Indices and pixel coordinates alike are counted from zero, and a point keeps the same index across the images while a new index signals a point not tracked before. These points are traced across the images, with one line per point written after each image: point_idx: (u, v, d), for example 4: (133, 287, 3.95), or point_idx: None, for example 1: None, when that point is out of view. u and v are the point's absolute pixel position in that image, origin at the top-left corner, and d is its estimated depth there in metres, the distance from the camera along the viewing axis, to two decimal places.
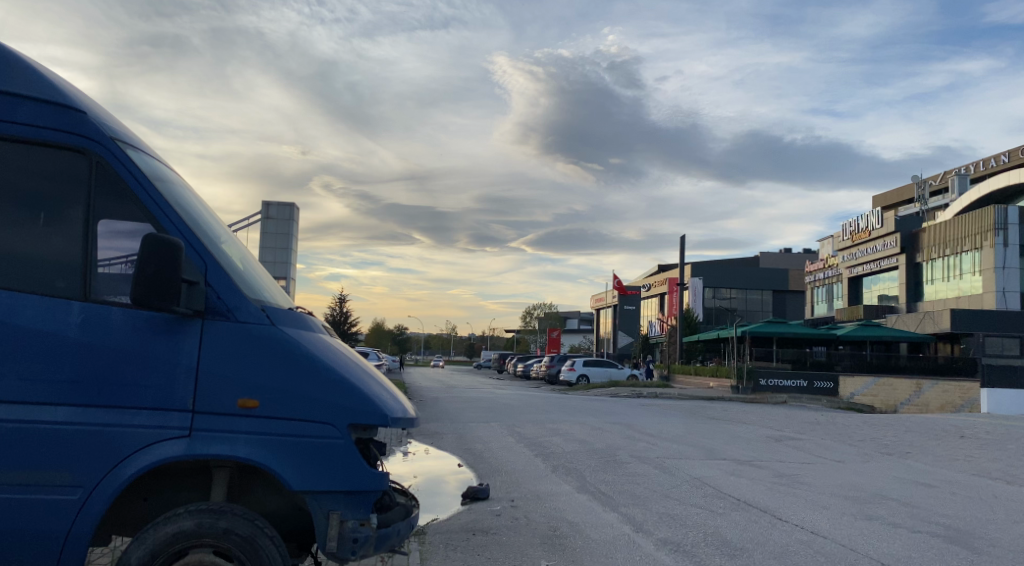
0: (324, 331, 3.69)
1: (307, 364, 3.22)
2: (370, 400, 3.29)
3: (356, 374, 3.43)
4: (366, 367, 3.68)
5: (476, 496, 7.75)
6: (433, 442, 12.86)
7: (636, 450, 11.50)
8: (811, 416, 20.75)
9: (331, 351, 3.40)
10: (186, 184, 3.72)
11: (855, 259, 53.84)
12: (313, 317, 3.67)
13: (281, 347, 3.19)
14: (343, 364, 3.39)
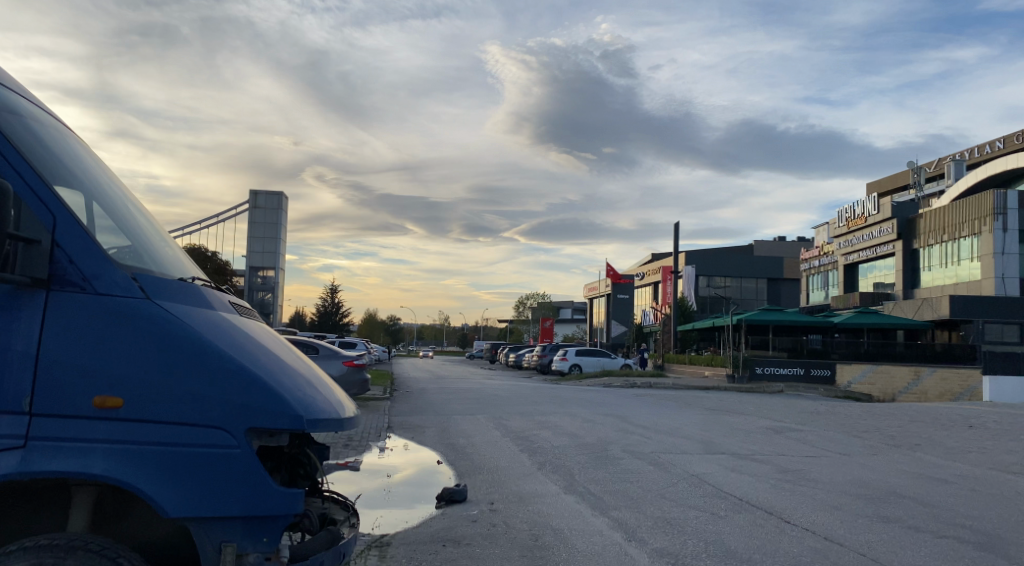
0: (226, 308, 2.92)
1: (190, 349, 2.46)
2: (278, 396, 2.53)
3: (266, 365, 2.69)
4: (277, 354, 2.91)
5: (452, 498, 7.02)
6: (414, 437, 12.10)
7: (630, 444, 10.79)
8: (810, 406, 20.17)
9: (226, 333, 2.65)
10: (27, 125, 2.90)
11: (850, 246, 53.34)
12: (211, 291, 2.90)
13: (157, 328, 2.43)
14: (242, 349, 2.62)
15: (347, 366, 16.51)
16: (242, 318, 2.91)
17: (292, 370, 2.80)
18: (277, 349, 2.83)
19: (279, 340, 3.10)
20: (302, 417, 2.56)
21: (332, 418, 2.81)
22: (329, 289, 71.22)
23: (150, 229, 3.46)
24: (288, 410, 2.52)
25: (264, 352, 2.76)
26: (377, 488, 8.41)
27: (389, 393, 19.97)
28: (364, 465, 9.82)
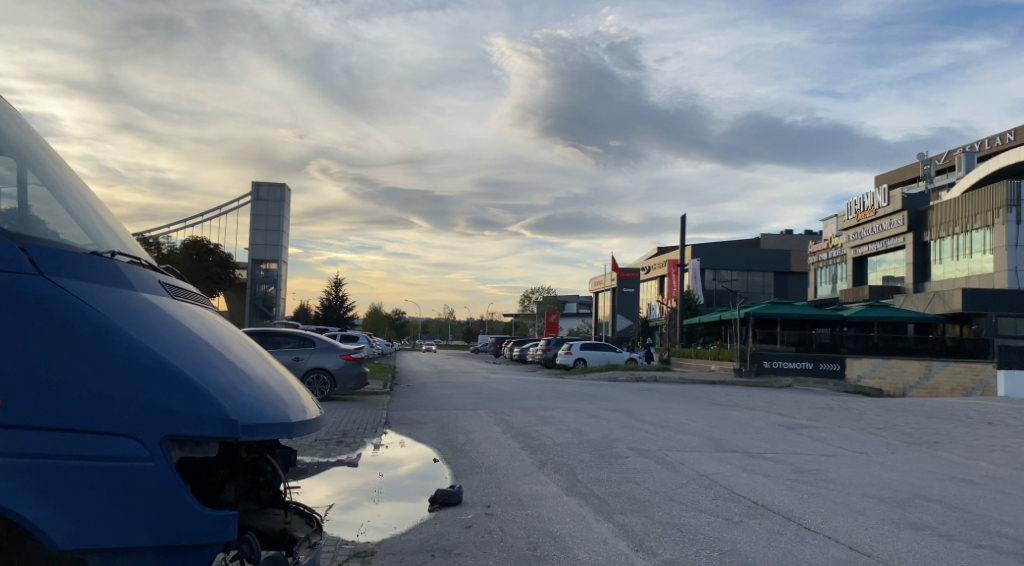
0: (151, 293, 2.77)
1: (94, 346, 2.31)
2: (203, 396, 2.37)
3: (193, 356, 2.52)
4: (218, 344, 2.74)
5: (445, 501, 6.56)
6: (411, 433, 11.64)
7: (636, 441, 10.33)
8: (822, 401, 19.63)
9: (142, 325, 2.49)
10: None
11: (859, 239, 52.65)
12: (125, 264, 2.77)
13: (61, 318, 2.32)
14: (161, 342, 2.46)
15: (345, 360, 15.99)
16: (176, 309, 2.79)
17: (230, 362, 2.63)
18: (211, 340, 2.67)
19: (227, 331, 2.93)
20: (233, 421, 2.38)
21: (286, 418, 2.60)
22: (333, 283, 71.00)
23: (101, 225, 3.15)
24: (214, 412, 2.35)
25: (199, 345, 2.61)
26: (370, 490, 7.97)
27: (389, 387, 19.52)
28: (363, 459, 9.55)
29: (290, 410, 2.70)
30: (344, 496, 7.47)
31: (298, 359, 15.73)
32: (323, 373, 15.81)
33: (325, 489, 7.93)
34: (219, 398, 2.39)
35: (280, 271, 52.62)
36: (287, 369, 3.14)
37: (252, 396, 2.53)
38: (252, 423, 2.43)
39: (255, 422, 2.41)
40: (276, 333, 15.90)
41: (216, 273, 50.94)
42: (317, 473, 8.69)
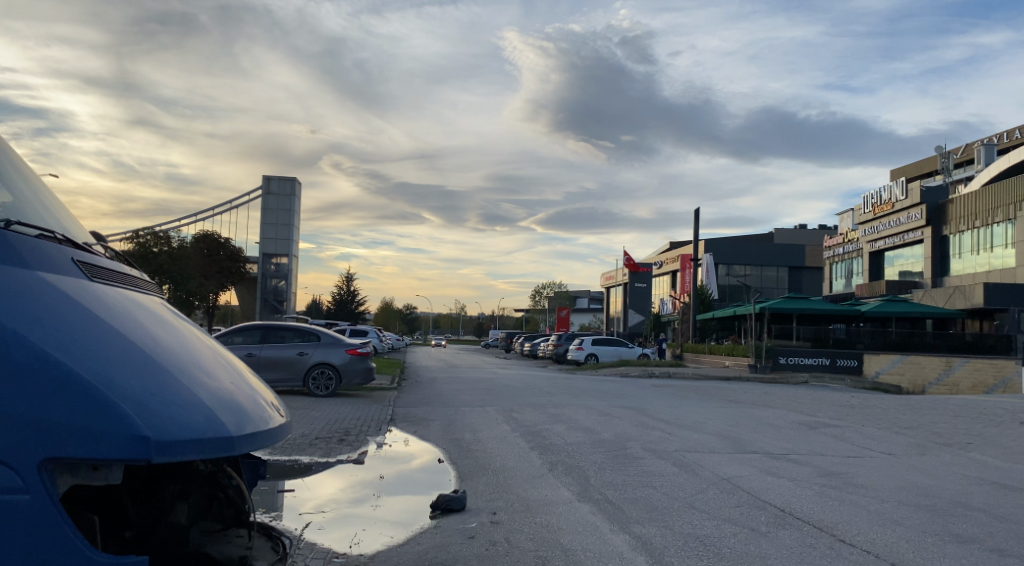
0: (59, 281, 2.42)
1: None
2: (106, 408, 2.01)
3: (98, 360, 2.16)
4: (136, 344, 2.39)
5: (448, 507, 6.09)
6: (416, 431, 11.18)
7: (651, 441, 9.83)
8: (842, 399, 19.08)
9: (34, 318, 2.13)
10: None
11: (876, 233, 51.78)
12: (32, 247, 2.44)
13: None
14: (54, 341, 2.11)
15: (350, 354, 15.58)
16: (86, 299, 2.43)
17: (148, 367, 2.28)
18: (125, 340, 2.33)
19: (153, 327, 2.59)
20: (146, 437, 2.01)
21: (216, 431, 2.25)
22: (345, 277, 70.97)
23: (35, 201, 2.92)
24: (120, 428, 1.99)
25: (110, 346, 2.27)
26: (370, 492, 7.50)
27: (397, 382, 19.10)
28: (367, 457, 9.16)
29: (225, 421, 2.34)
30: (339, 502, 7.01)
31: (302, 353, 15.31)
32: (329, 368, 15.39)
33: (322, 491, 7.46)
34: (128, 409, 2.04)
35: (291, 265, 52.71)
36: (231, 372, 2.81)
37: (176, 409, 2.18)
38: (169, 440, 2.06)
39: (172, 439, 2.06)
40: (280, 327, 15.48)
41: (227, 266, 50.89)
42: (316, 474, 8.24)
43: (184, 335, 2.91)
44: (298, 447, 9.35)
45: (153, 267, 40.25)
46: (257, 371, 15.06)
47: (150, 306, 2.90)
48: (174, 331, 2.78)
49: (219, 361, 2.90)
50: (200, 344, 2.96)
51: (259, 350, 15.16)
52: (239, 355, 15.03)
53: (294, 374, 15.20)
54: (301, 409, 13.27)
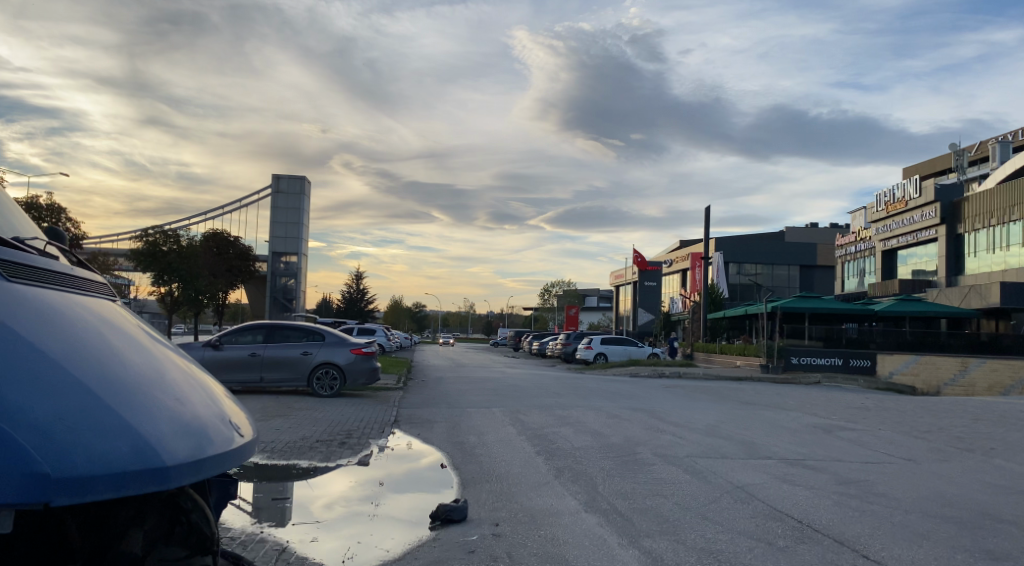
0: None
1: None
2: (1, 441, 1.89)
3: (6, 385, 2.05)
4: (61, 359, 2.26)
5: (449, 517, 5.82)
6: (419, 434, 10.90)
7: (661, 446, 9.53)
8: (857, 400, 18.63)
9: None
10: None
11: (889, 232, 51.11)
12: None
13: None
14: None
15: (355, 354, 15.33)
16: (6, 310, 2.29)
17: (66, 389, 2.16)
18: (47, 357, 2.21)
19: (88, 340, 2.46)
20: (47, 471, 1.90)
21: (137, 456, 2.10)
22: (354, 276, 70.94)
23: None
24: (19, 463, 1.88)
25: (21, 369, 2.12)
26: (370, 502, 7.17)
27: (403, 382, 18.84)
28: (370, 461, 8.94)
29: (152, 441, 2.19)
30: (337, 509, 6.77)
31: (307, 353, 15.06)
32: (333, 368, 15.14)
33: (323, 494, 7.29)
34: (28, 442, 1.93)
35: (300, 264, 52.62)
36: (183, 382, 2.67)
37: (97, 439, 2.04)
38: (75, 477, 1.94)
39: (86, 475, 1.92)
40: (284, 326, 15.23)
41: (236, 265, 50.87)
42: (316, 480, 7.92)
43: (134, 346, 2.76)
44: (298, 451, 9.07)
45: (162, 266, 40.57)
46: (261, 371, 14.82)
47: (91, 314, 2.75)
48: (116, 341, 2.63)
49: (172, 369, 2.76)
50: (148, 351, 2.81)
51: (263, 350, 14.90)
52: (243, 355, 14.78)
53: (298, 373, 14.94)
54: (305, 410, 13.03)
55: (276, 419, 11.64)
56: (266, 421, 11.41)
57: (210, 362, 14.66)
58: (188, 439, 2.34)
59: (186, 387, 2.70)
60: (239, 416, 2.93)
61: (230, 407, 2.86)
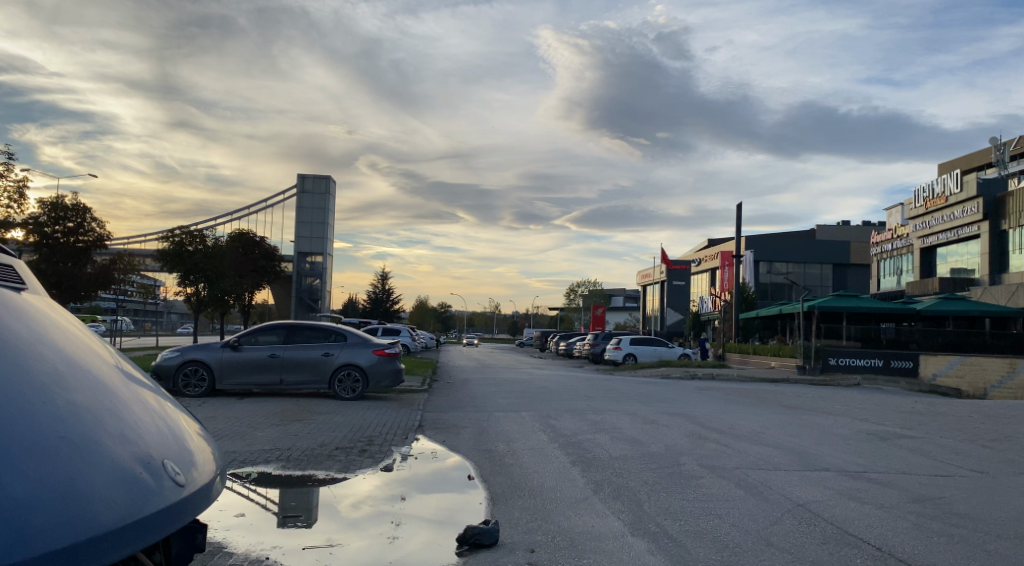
0: None
1: None
2: None
3: None
4: None
5: (477, 541, 5.18)
6: (444, 440, 10.23)
7: (706, 455, 8.78)
8: (906, 404, 17.62)
9: None
10: None
11: (928, 228, 49.40)
12: None
13: None
14: None
15: (378, 355, 14.76)
16: None
17: None
18: None
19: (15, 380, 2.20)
20: None
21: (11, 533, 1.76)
22: (379, 276, 70.80)
23: None
24: None
25: None
26: (393, 505, 6.78)
27: (428, 384, 18.25)
28: (396, 467, 8.43)
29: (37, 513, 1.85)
30: (353, 524, 6.08)
31: (328, 354, 14.51)
32: (355, 369, 14.61)
33: (350, 494, 7.09)
34: None
35: (326, 264, 52.58)
36: (121, 426, 2.40)
37: None
38: None
39: None
40: (306, 326, 14.70)
41: (262, 265, 50.83)
42: (335, 489, 7.27)
43: (85, 378, 2.53)
44: (314, 459, 8.48)
45: (188, 266, 40.69)
46: (282, 372, 14.31)
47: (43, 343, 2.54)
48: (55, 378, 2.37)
49: (117, 407, 2.51)
50: (98, 376, 2.61)
51: (283, 351, 14.38)
52: (262, 356, 14.27)
53: (319, 375, 14.41)
54: (326, 413, 12.47)
55: (293, 424, 11.04)
56: (284, 426, 10.86)
57: (229, 364, 14.17)
58: (107, 497, 2.07)
59: (124, 426, 2.43)
60: (193, 457, 2.67)
61: (175, 447, 2.58)
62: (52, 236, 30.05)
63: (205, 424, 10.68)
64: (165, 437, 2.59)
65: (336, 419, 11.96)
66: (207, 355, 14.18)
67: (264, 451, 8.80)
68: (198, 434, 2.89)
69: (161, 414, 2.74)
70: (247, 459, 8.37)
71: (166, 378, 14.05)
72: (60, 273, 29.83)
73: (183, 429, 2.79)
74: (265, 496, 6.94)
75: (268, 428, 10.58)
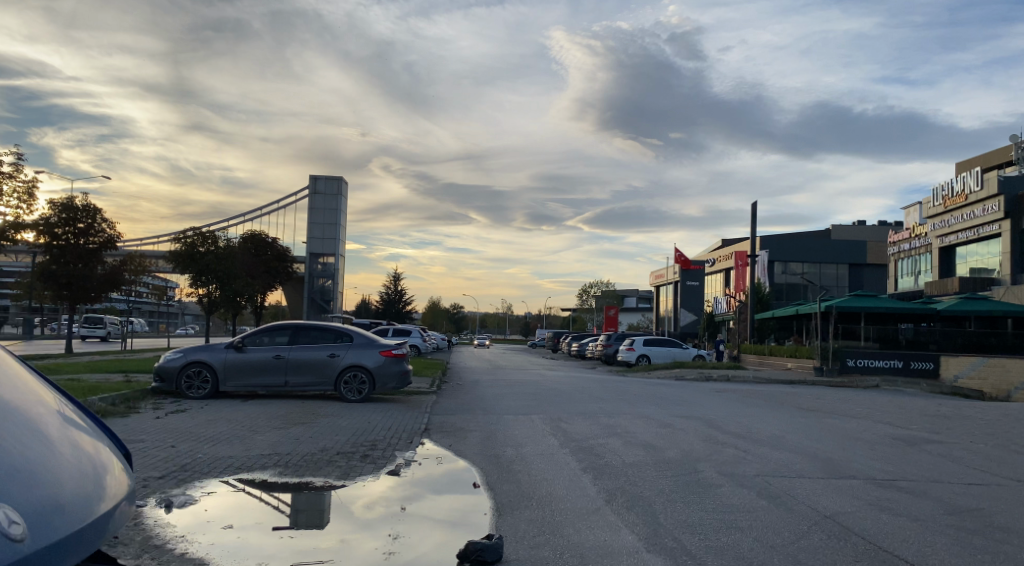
0: None
1: None
2: None
3: None
4: None
5: (479, 558, 4.79)
6: (450, 444, 9.85)
7: (725, 462, 8.36)
8: (928, 405, 17.08)
9: None
10: None
11: (947, 227, 48.52)
12: None
13: None
14: None
15: (385, 356, 14.41)
16: None
17: None
18: None
19: None
20: None
21: None
22: (392, 276, 70.64)
23: None
24: None
25: None
26: (402, 504, 6.73)
27: (436, 386, 17.89)
28: (405, 470, 8.29)
29: None
30: (354, 528, 5.93)
31: (333, 355, 14.19)
32: (361, 371, 14.26)
33: (366, 493, 7.05)
34: None
35: (337, 264, 52.46)
36: (30, 451, 2.04)
37: None
38: None
39: None
40: (311, 326, 14.38)
41: (273, 266, 50.74)
42: (341, 492, 7.11)
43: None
44: (313, 466, 8.09)
45: (200, 267, 40.56)
46: (287, 374, 14.00)
47: None
48: None
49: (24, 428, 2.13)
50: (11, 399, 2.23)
51: (288, 352, 14.07)
52: (267, 357, 13.97)
53: (325, 377, 14.09)
54: (331, 416, 12.13)
55: (295, 428, 10.68)
56: (285, 430, 10.50)
57: (233, 365, 13.88)
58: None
59: (35, 448, 2.06)
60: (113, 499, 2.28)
61: (92, 480, 2.21)
62: (62, 238, 29.99)
63: (204, 428, 10.35)
64: (79, 474, 2.19)
65: (340, 422, 11.58)
66: (211, 357, 13.90)
67: (264, 456, 8.46)
68: (125, 478, 2.51)
69: (89, 451, 2.38)
70: (243, 465, 7.98)
71: (169, 379, 13.78)
72: (69, 274, 29.81)
73: (105, 462, 2.41)
74: (270, 500, 6.72)
75: (269, 432, 10.23)
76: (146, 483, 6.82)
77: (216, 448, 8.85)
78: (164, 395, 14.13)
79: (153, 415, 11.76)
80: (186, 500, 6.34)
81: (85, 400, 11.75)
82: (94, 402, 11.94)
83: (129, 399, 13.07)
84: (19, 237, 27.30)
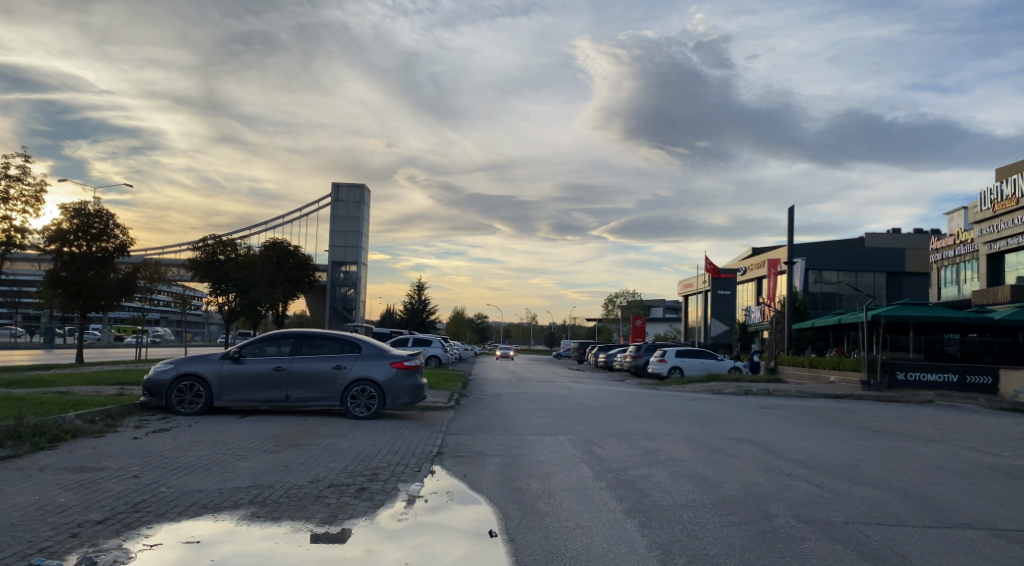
0: None
1: None
2: None
3: None
4: None
5: None
6: (466, 474, 8.34)
7: (800, 503, 6.75)
8: (1004, 425, 15.16)
9: None
10: None
11: (995, 233, 45.92)
12: None
13: None
14: None
15: (396, 368, 13.00)
16: None
17: None
18: None
19: None
20: None
21: None
22: (415, 286, 69.70)
23: None
24: None
25: None
26: (400, 554, 5.31)
27: (455, 401, 16.40)
28: (410, 507, 6.83)
29: None
30: None
31: (339, 366, 12.81)
32: (370, 385, 12.84)
33: (357, 536, 5.68)
34: None
35: (359, 273, 51.61)
36: None
37: None
38: None
39: None
40: (316, 334, 13.03)
41: (295, 275, 49.80)
42: (327, 536, 5.68)
43: None
44: (295, 505, 6.61)
45: (219, 275, 39.63)
46: (288, 388, 12.66)
47: None
48: None
49: None
50: None
51: (289, 363, 12.73)
52: (266, 369, 12.64)
53: (330, 391, 12.69)
54: (332, 436, 10.70)
55: (287, 453, 9.26)
56: (276, 454, 9.10)
57: (229, 378, 12.59)
58: None
59: None
60: None
61: None
62: (74, 243, 29.24)
63: (182, 452, 8.98)
64: None
65: (335, 443, 10.14)
66: (205, 369, 12.63)
67: (239, 492, 7.04)
68: None
69: None
70: (212, 503, 6.56)
71: (160, 393, 12.56)
72: (80, 281, 28.99)
73: None
74: (238, 545, 5.29)
75: (255, 458, 8.83)
76: (76, 532, 5.41)
77: (186, 479, 7.44)
78: (156, 410, 12.87)
79: (132, 434, 10.42)
80: (116, 560, 4.85)
81: (59, 417, 10.48)
82: (70, 420, 10.65)
83: (113, 415, 11.79)
84: (30, 244, 26.53)
